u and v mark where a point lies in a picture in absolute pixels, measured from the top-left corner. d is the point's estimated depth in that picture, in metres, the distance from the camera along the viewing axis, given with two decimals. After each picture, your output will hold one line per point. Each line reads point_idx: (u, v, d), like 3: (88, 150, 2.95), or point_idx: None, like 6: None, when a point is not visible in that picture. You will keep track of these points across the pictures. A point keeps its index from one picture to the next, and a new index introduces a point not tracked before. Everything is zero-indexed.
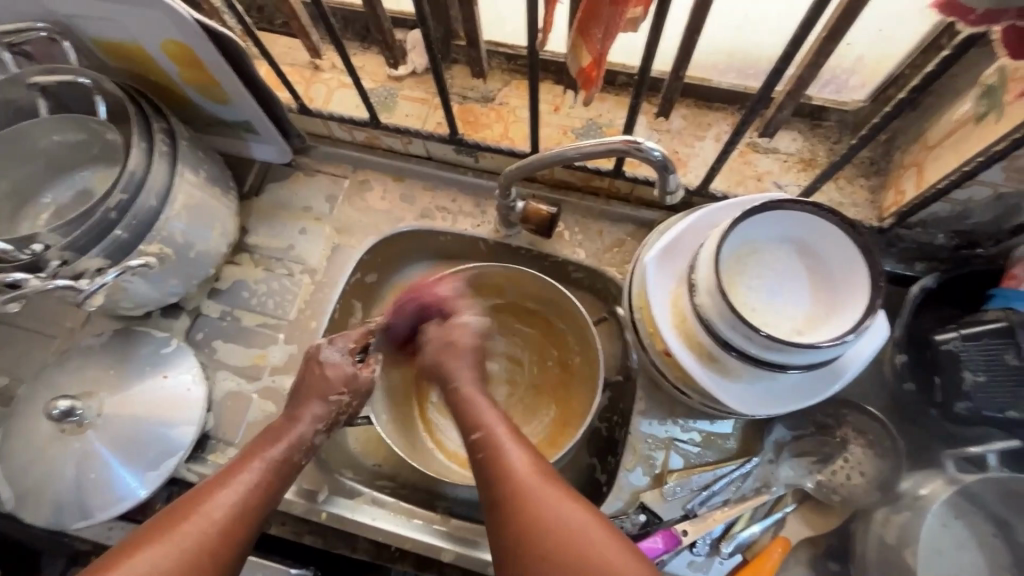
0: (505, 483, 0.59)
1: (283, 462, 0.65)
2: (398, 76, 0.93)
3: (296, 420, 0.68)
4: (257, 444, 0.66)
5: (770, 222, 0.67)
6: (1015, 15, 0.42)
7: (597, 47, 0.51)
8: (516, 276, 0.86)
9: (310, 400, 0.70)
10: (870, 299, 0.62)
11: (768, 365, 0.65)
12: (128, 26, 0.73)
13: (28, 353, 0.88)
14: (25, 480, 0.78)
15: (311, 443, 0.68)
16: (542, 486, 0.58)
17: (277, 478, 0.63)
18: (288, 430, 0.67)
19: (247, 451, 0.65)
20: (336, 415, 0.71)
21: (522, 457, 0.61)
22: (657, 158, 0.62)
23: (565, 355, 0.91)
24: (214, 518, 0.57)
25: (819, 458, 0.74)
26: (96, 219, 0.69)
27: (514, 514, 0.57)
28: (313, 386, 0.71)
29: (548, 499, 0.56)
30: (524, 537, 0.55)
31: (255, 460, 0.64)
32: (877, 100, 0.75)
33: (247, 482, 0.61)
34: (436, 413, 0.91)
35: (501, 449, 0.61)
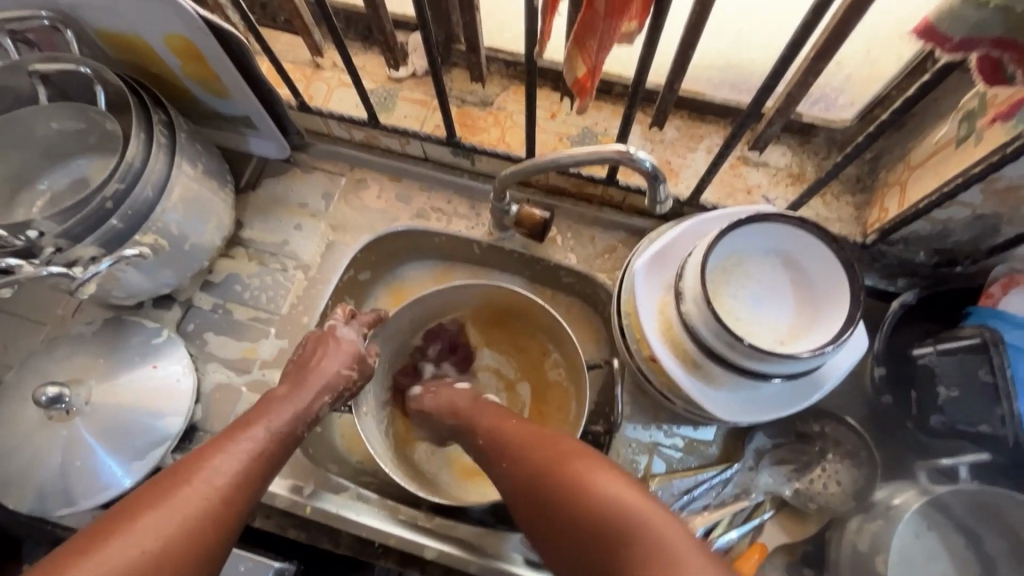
0: (519, 459, 0.60)
1: (286, 434, 0.67)
2: (398, 77, 0.94)
3: (302, 391, 0.71)
4: (256, 415, 0.67)
5: (757, 235, 0.69)
6: (988, 46, 0.44)
7: (591, 59, 0.52)
8: (510, 296, 0.88)
9: (318, 374, 0.73)
10: (849, 312, 0.64)
11: (749, 374, 0.66)
12: (132, 20, 0.74)
13: (16, 339, 0.88)
14: (9, 466, 0.77)
15: (315, 416, 0.71)
16: (554, 449, 0.58)
17: (280, 445, 0.66)
18: (293, 399, 0.70)
19: (244, 420, 0.66)
20: (340, 389, 0.74)
21: (537, 432, 0.62)
22: (648, 169, 0.63)
23: (554, 385, 0.91)
24: (216, 484, 0.57)
25: (797, 467, 0.76)
26: (91, 207, 0.70)
27: (529, 484, 0.57)
28: (322, 356, 0.75)
29: (557, 456, 0.57)
30: (537, 499, 0.56)
31: (258, 425, 0.65)
32: (863, 119, 0.77)
33: (242, 449, 0.62)
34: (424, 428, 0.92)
35: (516, 434, 0.64)
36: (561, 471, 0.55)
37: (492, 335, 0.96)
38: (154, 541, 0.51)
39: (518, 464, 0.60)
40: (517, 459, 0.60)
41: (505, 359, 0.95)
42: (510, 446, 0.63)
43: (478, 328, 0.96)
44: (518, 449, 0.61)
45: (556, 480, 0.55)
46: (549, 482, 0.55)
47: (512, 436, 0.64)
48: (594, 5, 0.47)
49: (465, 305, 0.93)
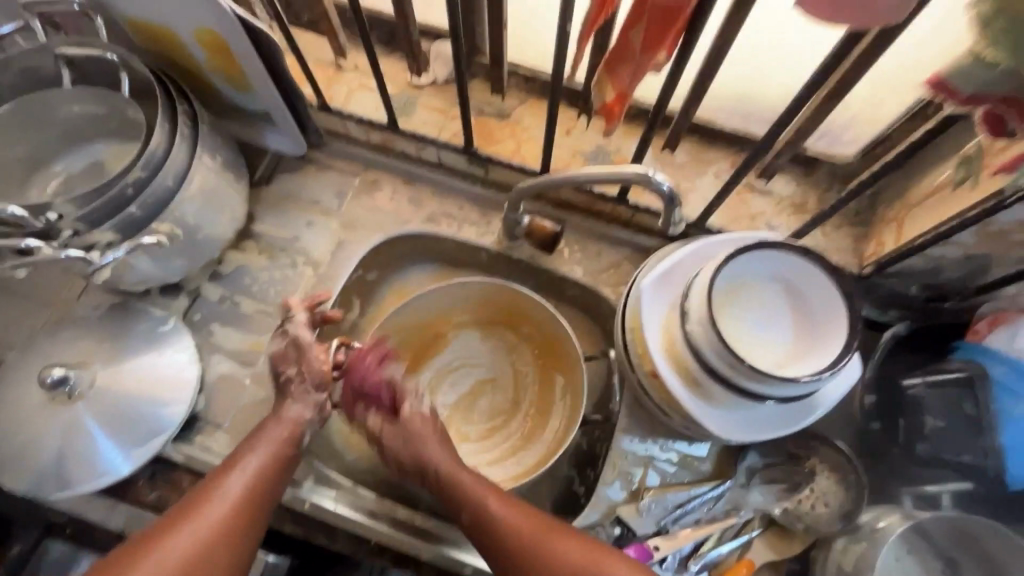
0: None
1: (267, 464, 0.69)
2: (419, 83, 0.96)
3: (275, 424, 0.73)
4: (237, 456, 0.69)
5: (760, 260, 0.72)
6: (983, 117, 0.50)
7: (621, 84, 0.53)
8: (517, 297, 0.90)
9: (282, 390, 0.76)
10: (845, 341, 0.67)
11: (747, 395, 0.69)
12: (166, 12, 0.75)
13: (19, 320, 0.87)
14: (7, 448, 0.77)
15: (294, 438, 0.73)
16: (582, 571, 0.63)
17: (275, 459, 0.70)
18: (272, 431, 0.72)
19: (228, 462, 0.69)
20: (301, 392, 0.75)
21: (556, 547, 0.65)
22: (665, 192, 0.66)
23: (550, 377, 0.93)
24: (222, 518, 0.64)
25: (787, 486, 0.78)
26: (112, 194, 0.70)
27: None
28: (278, 359, 0.77)
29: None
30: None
31: (248, 456, 0.69)
32: (865, 156, 0.81)
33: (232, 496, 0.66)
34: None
35: (534, 551, 0.65)
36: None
37: (487, 329, 0.96)
38: None
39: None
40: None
41: (500, 357, 0.95)
42: (532, 566, 0.65)
43: (476, 324, 0.95)
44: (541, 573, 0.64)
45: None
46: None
47: (526, 549, 0.66)
48: (630, 40, 0.50)
49: (467, 299, 0.93)
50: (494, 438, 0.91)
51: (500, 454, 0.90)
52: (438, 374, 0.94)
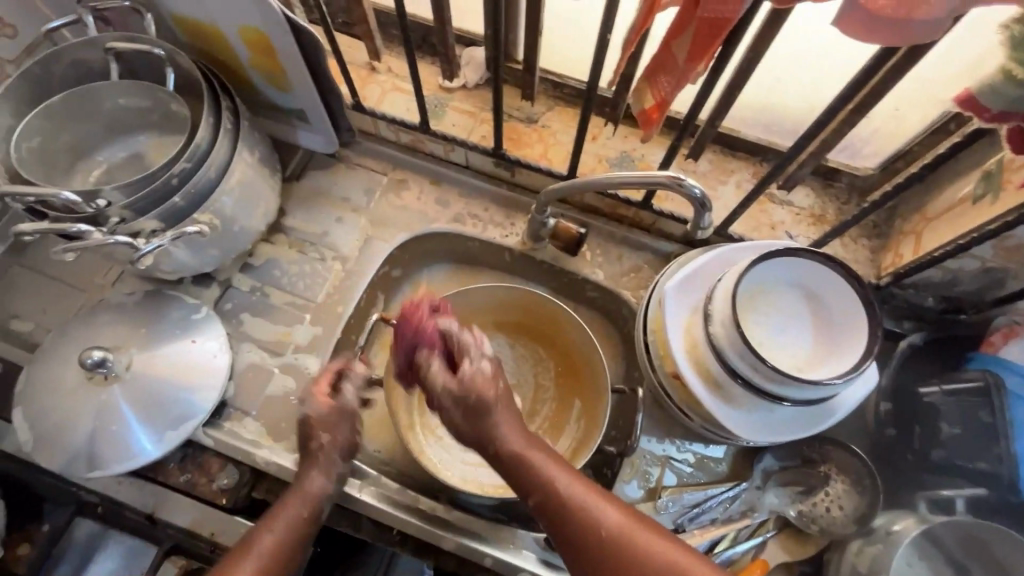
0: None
1: (285, 540, 0.68)
2: (450, 87, 0.99)
3: (297, 495, 0.71)
4: (257, 530, 0.68)
5: (783, 267, 0.74)
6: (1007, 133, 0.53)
7: (660, 93, 0.56)
8: (554, 313, 0.92)
9: (309, 455, 0.74)
10: (867, 347, 0.69)
11: (768, 396, 0.71)
12: (214, 11, 0.78)
13: (55, 303, 0.90)
14: (43, 426, 0.79)
15: (312, 511, 0.71)
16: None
17: (291, 537, 0.68)
18: (294, 501, 0.71)
19: (247, 537, 0.67)
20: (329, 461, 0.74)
21: (648, 545, 0.56)
22: (696, 196, 0.68)
23: (569, 395, 0.94)
24: None
25: (802, 489, 0.79)
26: (159, 183, 0.73)
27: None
28: (311, 424, 0.74)
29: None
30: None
31: (260, 537, 0.67)
32: (885, 170, 0.83)
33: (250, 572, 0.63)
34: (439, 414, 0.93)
35: (623, 544, 0.57)
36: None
37: (517, 339, 0.97)
38: None
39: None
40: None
41: (522, 365, 0.97)
42: (622, 564, 0.56)
43: (502, 330, 0.97)
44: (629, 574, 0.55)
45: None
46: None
47: (615, 543, 0.57)
48: (673, 51, 0.53)
49: (497, 306, 0.95)
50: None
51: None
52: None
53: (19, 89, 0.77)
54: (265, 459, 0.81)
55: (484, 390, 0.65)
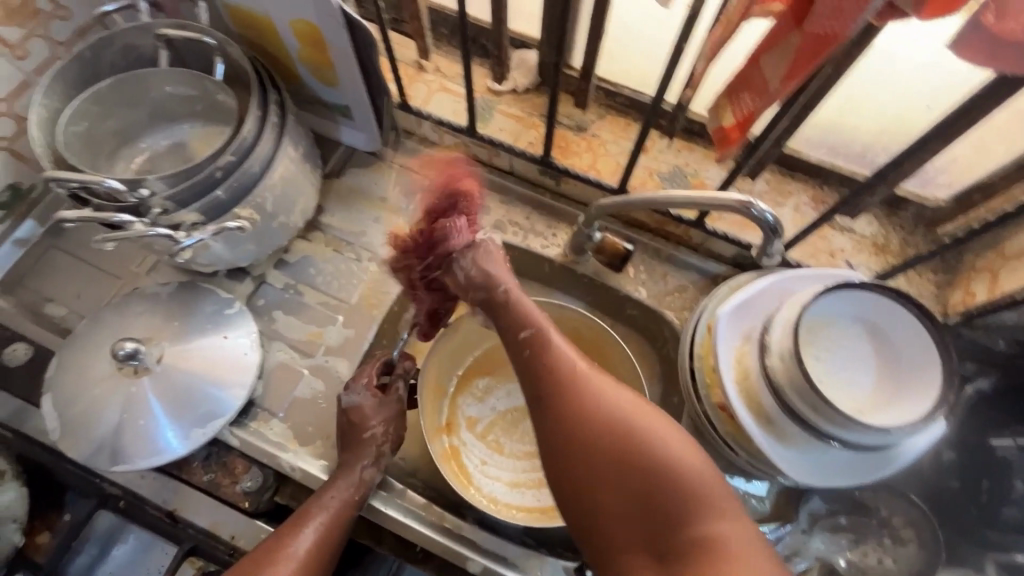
0: (583, 409, 0.59)
1: (341, 508, 0.71)
2: (499, 90, 0.96)
3: (348, 469, 0.74)
4: (312, 500, 0.71)
5: (849, 301, 0.69)
6: None
7: (741, 109, 0.53)
8: (599, 337, 0.89)
9: (359, 445, 0.76)
10: (940, 394, 0.64)
11: (825, 437, 0.66)
12: (268, 2, 0.76)
13: (88, 290, 0.89)
14: (71, 413, 0.78)
15: (366, 482, 0.74)
16: (622, 415, 0.58)
17: (342, 516, 0.71)
18: (347, 474, 0.74)
19: (303, 507, 0.71)
20: (381, 452, 0.77)
21: (598, 385, 0.61)
22: (768, 222, 0.64)
23: None
24: (300, 564, 0.64)
25: (853, 537, 0.76)
26: (202, 176, 0.71)
27: (581, 446, 0.58)
28: (364, 417, 0.77)
29: (621, 423, 0.58)
30: (590, 458, 0.58)
31: (316, 512, 0.69)
32: (959, 202, 0.78)
33: (311, 535, 0.67)
34: (467, 420, 0.91)
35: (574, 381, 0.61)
36: (617, 441, 0.57)
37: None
38: None
39: (576, 421, 0.59)
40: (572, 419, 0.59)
41: None
42: (570, 398, 0.60)
43: None
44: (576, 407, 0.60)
45: (617, 453, 0.57)
46: (612, 436, 0.57)
47: (572, 382, 0.61)
48: (758, 62, 0.50)
49: None
50: (525, 467, 0.88)
51: (525, 481, 0.87)
52: (495, 380, 0.93)
53: (70, 73, 0.75)
54: (290, 464, 0.80)
55: (493, 253, 0.72)
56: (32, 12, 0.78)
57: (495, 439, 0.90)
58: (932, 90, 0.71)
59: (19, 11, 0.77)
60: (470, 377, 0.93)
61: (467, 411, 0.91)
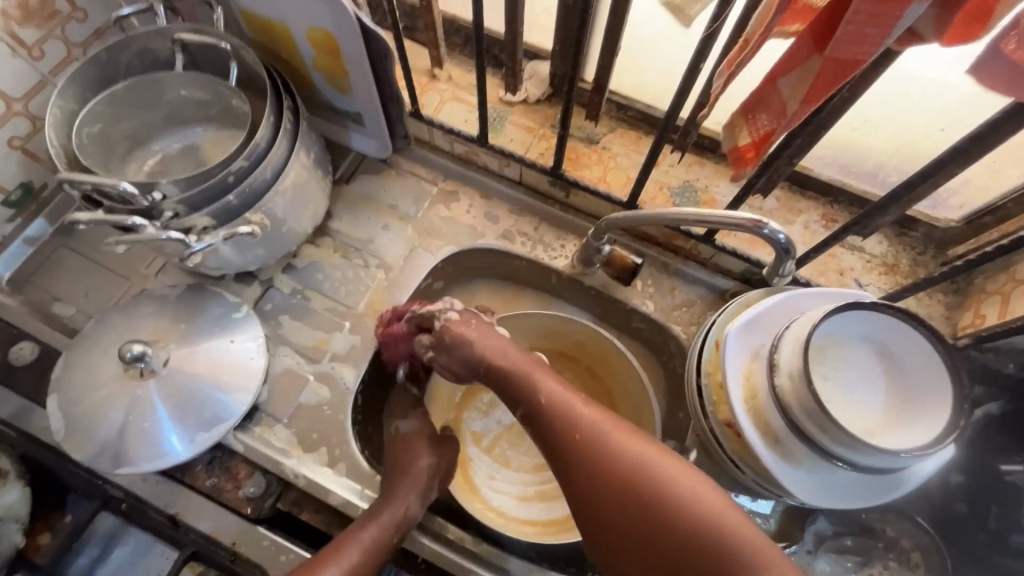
0: (600, 472, 0.60)
1: (375, 543, 0.70)
2: (511, 101, 0.96)
3: (391, 500, 0.73)
4: (349, 531, 0.70)
5: (860, 321, 0.68)
6: None
7: (758, 130, 0.54)
8: (605, 349, 0.89)
9: (404, 479, 0.75)
10: (952, 420, 0.63)
11: (833, 459, 0.65)
12: (286, 10, 0.76)
13: (96, 290, 0.89)
14: (77, 414, 0.78)
15: (409, 518, 0.73)
16: (643, 472, 0.58)
17: (375, 553, 0.69)
18: (390, 508, 0.72)
19: (340, 537, 0.70)
20: (427, 486, 0.77)
21: (611, 441, 0.61)
22: (781, 242, 0.64)
23: None
24: None
25: (859, 559, 0.76)
26: (215, 181, 0.71)
27: (608, 506, 0.59)
28: (410, 449, 0.79)
29: (643, 481, 0.58)
30: (617, 519, 0.59)
31: (351, 547, 0.68)
32: (971, 225, 0.78)
33: (338, 571, 0.66)
34: (474, 434, 0.93)
35: (590, 437, 0.62)
36: (642, 501, 0.57)
37: (565, 370, 0.94)
38: None
39: (597, 481, 0.60)
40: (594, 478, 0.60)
41: None
42: (585, 457, 0.61)
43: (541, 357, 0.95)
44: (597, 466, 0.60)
45: (643, 518, 0.57)
46: (635, 496, 0.58)
47: (585, 441, 0.62)
48: (776, 83, 0.50)
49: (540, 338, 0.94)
50: (531, 481, 0.89)
51: (531, 494, 0.88)
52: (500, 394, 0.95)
53: (86, 75, 0.76)
54: (294, 471, 0.80)
55: (463, 322, 0.76)
56: (50, 14, 0.79)
57: (501, 453, 0.92)
58: (947, 112, 0.71)
59: (37, 12, 0.77)
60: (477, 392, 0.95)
61: (474, 425, 0.93)
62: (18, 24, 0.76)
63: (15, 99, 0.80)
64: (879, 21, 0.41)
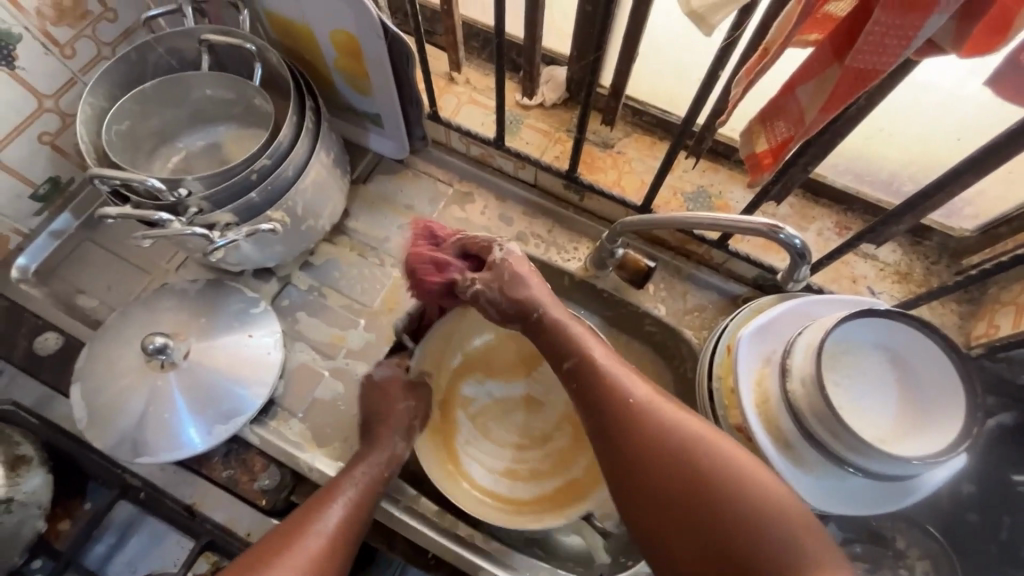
0: (651, 442, 0.60)
1: (369, 485, 0.72)
2: (527, 104, 0.98)
3: (378, 447, 0.76)
4: (339, 474, 0.72)
5: (871, 328, 0.69)
6: None
7: (776, 137, 0.55)
8: None
9: (385, 425, 0.78)
10: (964, 427, 0.63)
11: (846, 465, 0.65)
12: (310, 12, 0.78)
13: (118, 284, 0.91)
14: (98, 404, 0.79)
15: (396, 460, 0.76)
16: (696, 449, 0.58)
17: (369, 493, 0.71)
18: (377, 452, 0.75)
19: (330, 483, 0.71)
20: (411, 429, 0.80)
21: (663, 415, 0.61)
22: (796, 247, 0.65)
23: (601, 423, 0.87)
24: (325, 546, 0.64)
25: (868, 567, 0.76)
26: (239, 179, 0.72)
27: (653, 484, 0.59)
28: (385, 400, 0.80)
29: (696, 457, 0.57)
30: (663, 493, 0.58)
31: (343, 486, 0.70)
32: (985, 234, 0.78)
33: (338, 513, 0.67)
34: (464, 400, 0.90)
35: (648, 412, 0.62)
36: (693, 476, 0.57)
37: None
38: None
39: (646, 452, 0.60)
40: (647, 452, 0.60)
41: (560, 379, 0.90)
42: (635, 428, 0.61)
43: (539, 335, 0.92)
44: (649, 442, 0.60)
45: (691, 492, 0.56)
46: (687, 470, 0.57)
47: (637, 411, 0.62)
48: (794, 92, 0.52)
49: None
50: (511, 458, 0.87)
51: (501, 468, 0.86)
52: (498, 367, 0.91)
53: (116, 74, 0.78)
54: (308, 464, 0.81)
55: (517, 265, 0.74)
56: (83, 14, 0.81)
57: (485, 423, 0.89)
58: (963, 123, 0.71)
59: (70, 12, 0.79)
60: (476, 359, 0.91)
61: (466, 390, 0.90)
62: (51, 23, 0.78)
63: (46, 96, 0.82)
64: (899, 33, 0.41)
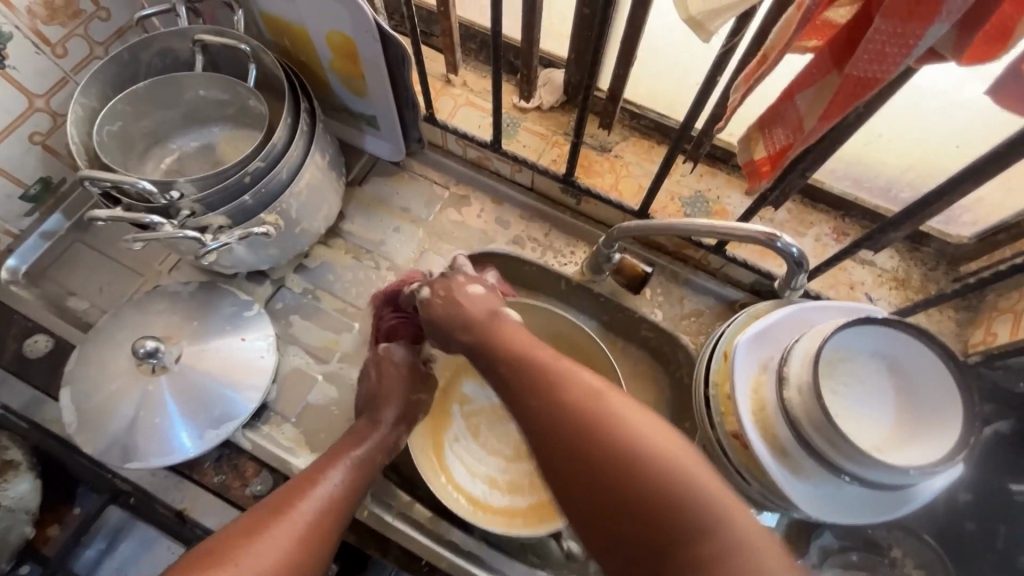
0: (592, 434, 0.51)
1: (368, 460, 0.71)
2: (525, 107, 0.97)
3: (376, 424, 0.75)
4: (340, 445, 0.72)
5: (869, 336, 0.68)
6: None
7: (774, 144, 0.54)
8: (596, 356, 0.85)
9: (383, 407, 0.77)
10: (960, 439, 0.62)
11: (840, 473, 0.64)
12: (305, 13, 0.77)
13: (110, 285, 0.90)
14: (89, 409, 0.78)
15: (393, 444, 0.75)
16: (643, 446, 0.49)
17: (366, 467, 0.70)
18: (375, 432, 0.74)
19: (332, 450, 0.71)
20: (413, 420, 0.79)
21: (610, 404, 0.52)
22: (794, 255, 0.64)
23: None
24: (318, 514, 0.62)
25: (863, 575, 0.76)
26: (232, 181, 0.71)
27: (590, 481, 0.50)
28: (388, 396, 0.78)
29: (644, 454, 0.49)
30: (602, 495, 0.49)
31: (340, 459, 0.69)
32: (982, 241, 0.78)
33: (335, 483, 0.66)
34: (461, 396, 0.89)
35: (591, 403, 0.52)
36: (638, 474, 0.48)
37: None
38: (269, 562, 0.55)
39: (586, 446, 0.50)
40: (586, 446, 0.50)
41: None
42: (574, 420, 0.52)
43: None
44: (590, 436, 0.51)
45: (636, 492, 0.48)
46: (632, 466, 0.48)
47: (579, 399, 0.53)
48: (793, 99, 0.51)
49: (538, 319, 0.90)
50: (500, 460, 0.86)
51: (483, 473, 0.85)
52: None
53: (107, 74, 0.77)
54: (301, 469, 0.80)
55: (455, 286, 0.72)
56: (75, 13, 0.80)
57: (477, 424, 0.88)
58: (962, 130, 0.71)
59: (62, 11, 0.78)
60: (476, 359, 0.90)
61: (466, 386, 0.90)
62: (42, 22, 0.77)
63: (37, 96, 0.81)
64: (899, 41, 0.41)
